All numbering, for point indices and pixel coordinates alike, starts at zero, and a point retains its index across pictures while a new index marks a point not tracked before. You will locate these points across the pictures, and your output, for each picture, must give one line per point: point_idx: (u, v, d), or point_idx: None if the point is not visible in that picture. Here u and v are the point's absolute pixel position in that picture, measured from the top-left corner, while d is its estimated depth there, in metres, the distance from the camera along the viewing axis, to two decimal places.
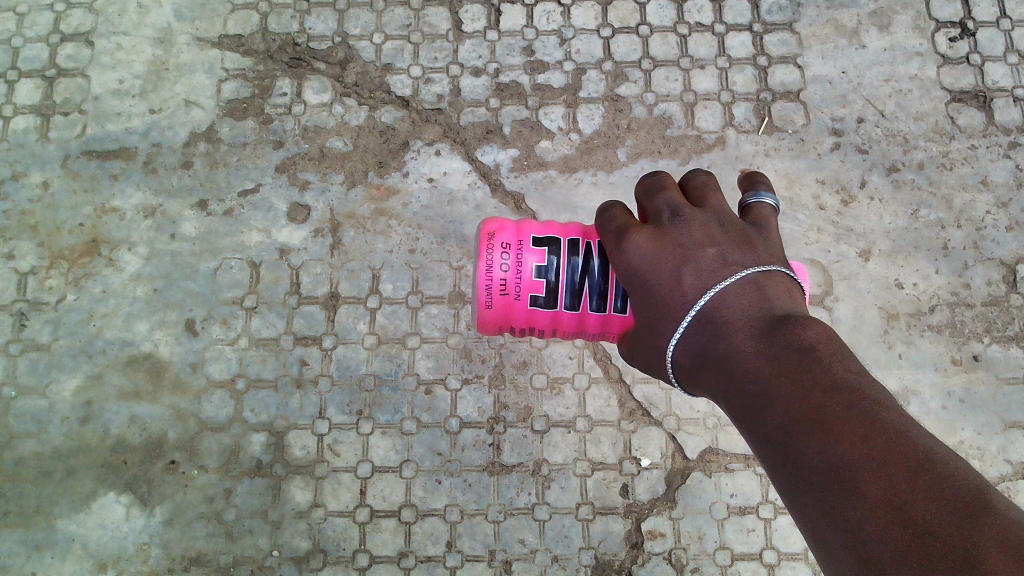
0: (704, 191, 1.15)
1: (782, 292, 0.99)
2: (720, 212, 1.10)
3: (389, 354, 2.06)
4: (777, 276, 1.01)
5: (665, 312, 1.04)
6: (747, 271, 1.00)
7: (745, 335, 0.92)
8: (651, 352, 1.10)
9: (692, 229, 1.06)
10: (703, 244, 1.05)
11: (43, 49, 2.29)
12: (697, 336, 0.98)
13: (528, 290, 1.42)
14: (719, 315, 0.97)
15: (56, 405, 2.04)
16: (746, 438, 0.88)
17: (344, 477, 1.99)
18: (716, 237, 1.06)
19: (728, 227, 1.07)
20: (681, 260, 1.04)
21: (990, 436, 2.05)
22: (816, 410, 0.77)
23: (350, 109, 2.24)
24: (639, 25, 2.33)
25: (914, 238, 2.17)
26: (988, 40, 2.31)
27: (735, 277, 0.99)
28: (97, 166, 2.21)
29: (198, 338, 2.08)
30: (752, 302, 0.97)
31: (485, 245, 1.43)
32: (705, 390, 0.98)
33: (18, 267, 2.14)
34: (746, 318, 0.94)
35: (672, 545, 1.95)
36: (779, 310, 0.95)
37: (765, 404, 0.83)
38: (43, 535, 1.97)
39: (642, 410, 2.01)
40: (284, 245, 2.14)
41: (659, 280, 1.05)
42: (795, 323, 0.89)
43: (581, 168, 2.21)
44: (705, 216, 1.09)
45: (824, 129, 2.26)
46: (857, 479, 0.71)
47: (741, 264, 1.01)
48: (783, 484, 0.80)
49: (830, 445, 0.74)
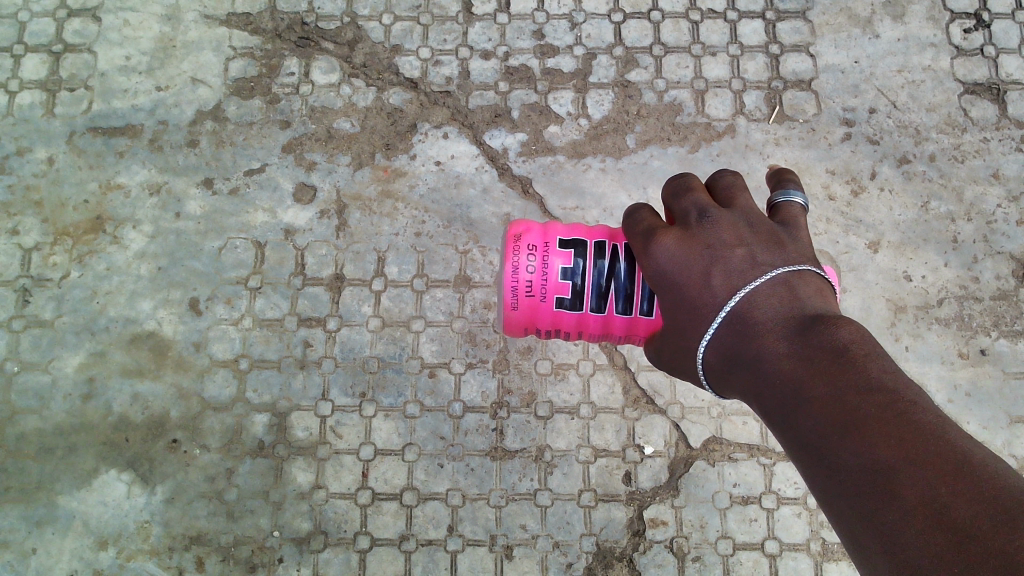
0: (731, 190, 1.14)
1: (814, 293, 0.98)
2: (748, 212, 1.08)
3: (393, 337, 2.05)
4: (808, 275, 1.00)
5: (694, 313, 1.03)
6: (777, 272, 0.99)
7: (776, 336, 0.91)
8: (679, 353, 1.09)
9: (720, 230, 1.05)
10: (731, 245, 1.03)
11: (49, 24, 2.27)
12: (728, 337, 0.97)
13: (554, 292, 1.41)
14: (750, 315, 0.96)
15: (59, 381, 2.03)
16: (781, 441, 0.87)
17: (346, 459, 1.97)
18: (745, 237, 1.04)
19: (756, 228, 1.06)
20: (710, 261, 1.02)
21: (995, 430, 2.04)
22: (850, 412, 0.77)
23: (358, 90, 2.23)
24: (651, 10, 2.31)
25: (924, 229, 2.16)
26: (1003, 32, 2.29)
27: (765, 277, 0.98)
28: (102, 143, 2.19)
29: (202, 317, 2.07)
30: (783, 302, 0.96)
31: (512, 246, 1.42)
32: (737, 392, 0.97)
33: (22, 242, 2.13)
34: (778, 318, 0.94)
35: (674, 533, 1.94)
36: (812, 309, 0.93)
37: (800, 407, 0.83)
38: (44, 511, 1.96)
39: (646, 398, 2.01)
40: (289, 226, 2.13)
41: (687, 281, 1.04)
42: (828, 322, 0.88)
43: (589, 154, 2.20)
44: (733, 216, 1.07)
45: (835, 119, 2.24)
46: (896, 482, 0.70)
47: (770, 264, 1.00)
48: (821, 487, 0.79)
49: (867, 448, 0.74)
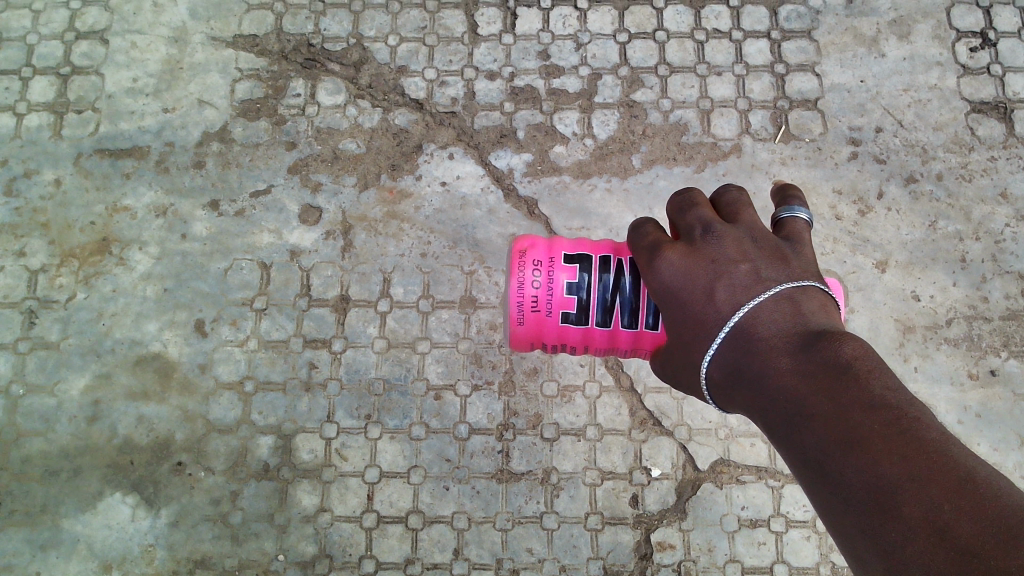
0: (735, 205, 1.13)
1: (818, 307, 0.97)
2: (753, 227, 1.07)
3: (398, 358, 2.05)
4: (812, 290, 0.99)
5: (699, 329, 1.02)
6: (781, 286, 0.98)
7: (779, 351, 0.91)
8: (683, 369, 1.08)
9: (724, 245, 1.04)
10: (736, 260, 1.02)
11: (57, 46, 2.29)
12: (731, 353, 0.97)
13: (559, 307, 1.40)
14: (754, 331, 0.95)
15: (64, 403, 2.03)
16: (785, 456, 0.87)
17: (352, 481, 1.96)
18: (750, 252, 1.03)
19: (761, 243, 1.05)
20: (714, 276, 1.02)
21: (1006, 452, 2.01)
22: (852, 427, 0.76)
23: (363, 111, 2.24)
24: (656, 30, 2.31)
25: (932, 249, 2.14)
26: (1009, 51, 2.29)
27: (769, 292, 0.97)
28: (109, 165, 2.20)
29: (207, 339, 2.07)
30: (786, 317, 0.95)
31: (517, 262, 1.43)
32: (740, 408, 0.97)
33: (29, 264, 2.13)
34: (781, 333, 0.93)
35: (682, 557, 1.92)
36: (815, 324, 0.93)
37: (802, 423, 0.82)
38: (49, 534, 1.96)
39: (653, 420, 2.00)
40: (295, 247, 2.13)
41: (693, 297, 1.03)
42: (829, 337, 0.87)
43: (595, 174, 2.20)
44: (738, 231, 1.06)
45: (841, 138, 2.23)
46: (898, 499, 0.69)
47: (775, 279, 0.99)
48: (824, 503, 0.79)
49: (867, 462, 0.73)
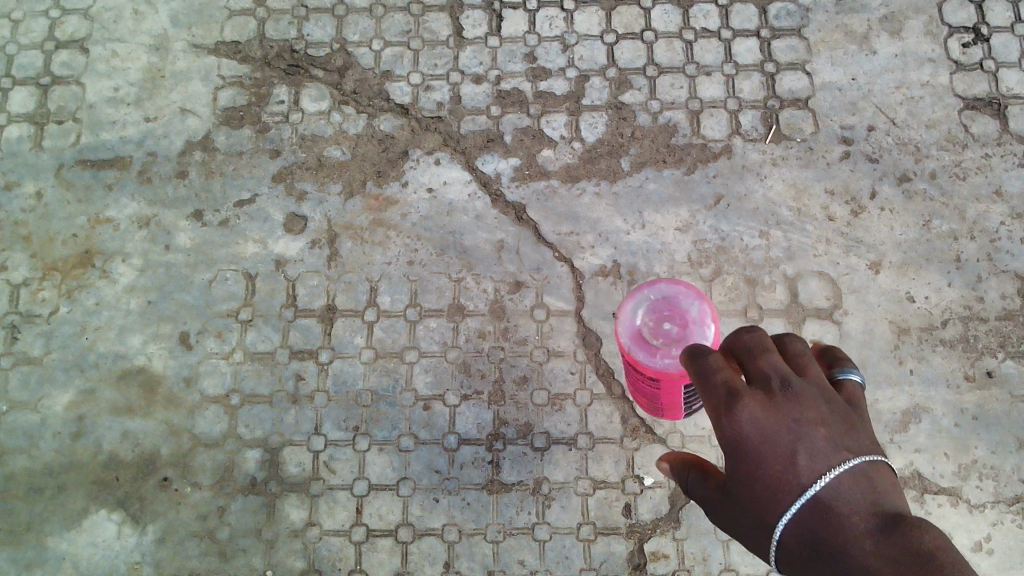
0: (801, 357, 1.12)
1: (888, 490, 0.97)
2: (826, 389, 1.06)
3: (386, 369, 2.02)
4: (882, 468, 0.99)
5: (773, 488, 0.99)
6: (859, 461, 0.97)
7: (863, 534, 0.89)
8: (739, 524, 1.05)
9: (803, 405, 1.03)
10: (814, 424, 1.01)
11: (37, 56, 2.25)
12: (806, 523, 0.95)
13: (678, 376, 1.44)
14: (831, 506, 0.94)
15: (47, 419, 2.00)
16: None
17: (340, 495, 1.94)
18: (826, 419, 1.02)
19: (833, 406, 1.05)
20: (795, 435, 1.00)
21: (1004, 455, 1.96)
22: None
23: (348, 117, 2.21)
24: (644, 30, 2.28)
25: (926, 249, 2.11)
26: (1002, 46, 2.25)
27: (847, 465, 0.96)
28: (91, 176, 2.17)
29: (192, 351, 2.04)
30: (864, 496, 0.94)
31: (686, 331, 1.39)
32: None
33: (10, 278, 2.10)
34: (862, 512, 0.92)
35: (676, 567, 1.90)
36: (894, 509, 0.92)
37: None
38: (34, 553, 1.93)
39: (645, 428, 1.98)
40: (280, 257, 2.11)
41: (770, 455, 1.00)
42: (914, 523, 0.87)
43: (583, 178, 2.17)
44: (812, 390, 1.05)
45: (833, 137, 2.20)
46: None
47: (852, 451, 0.99)
48: None
49: None
